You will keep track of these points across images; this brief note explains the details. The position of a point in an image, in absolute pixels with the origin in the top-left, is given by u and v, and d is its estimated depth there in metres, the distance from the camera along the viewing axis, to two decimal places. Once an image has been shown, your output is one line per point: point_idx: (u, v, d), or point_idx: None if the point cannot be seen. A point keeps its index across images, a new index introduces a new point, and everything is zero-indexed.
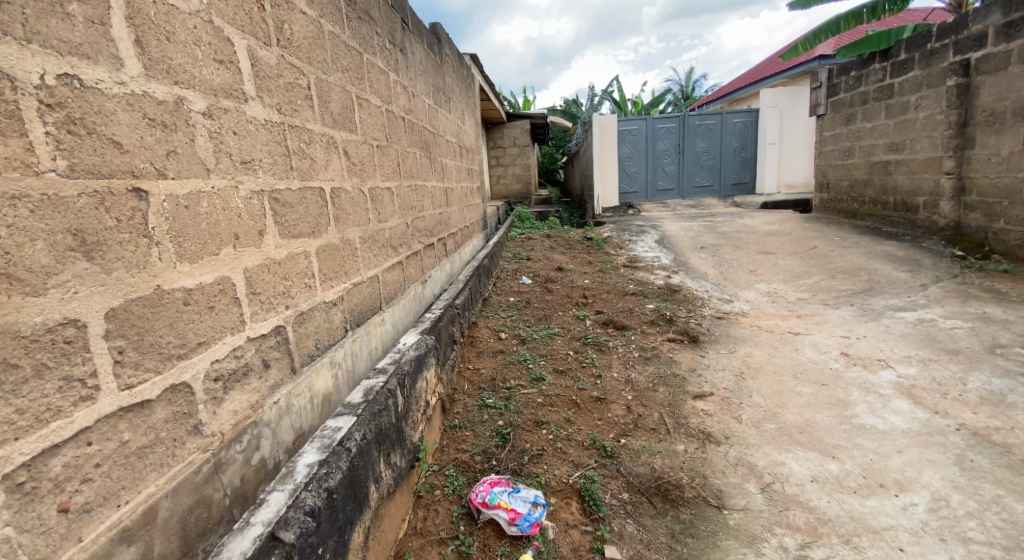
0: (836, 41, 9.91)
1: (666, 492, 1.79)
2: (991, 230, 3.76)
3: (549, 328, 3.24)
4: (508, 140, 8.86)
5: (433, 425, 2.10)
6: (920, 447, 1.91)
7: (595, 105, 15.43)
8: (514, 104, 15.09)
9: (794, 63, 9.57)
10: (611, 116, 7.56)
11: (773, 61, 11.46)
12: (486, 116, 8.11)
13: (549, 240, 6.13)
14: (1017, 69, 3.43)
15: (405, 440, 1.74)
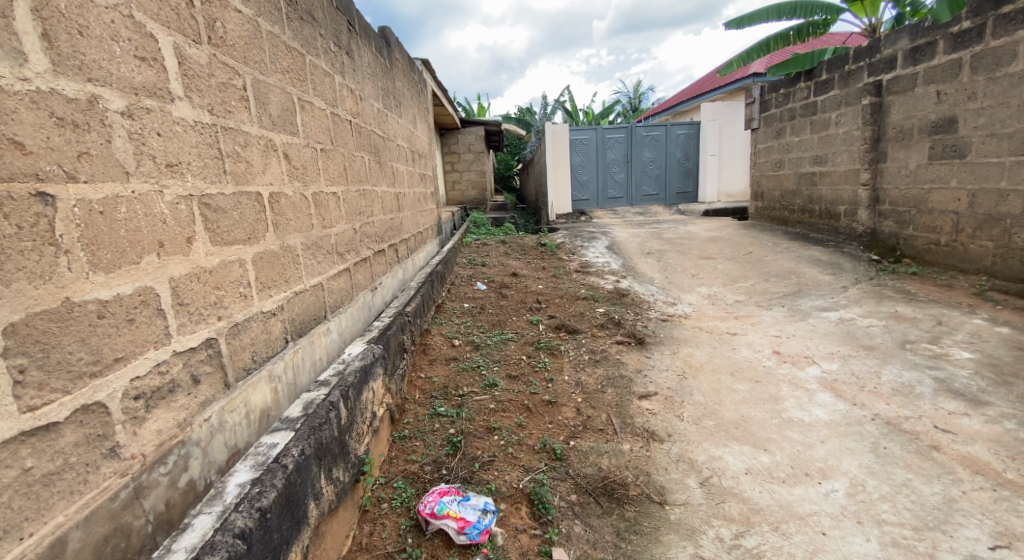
0: (768, 60, 10.59)
1: (612, 491, 1.83)
2: (900, 236, 4.12)
3: (503, 334, 3.24)
4: (462, 145, 8.84)
5: (381, 437, 2.05)
6: (840, 437, 2.06)
7: (548, 115, 15.72)
8: (468, 110, 15.12)
9: (731, 79, 10.13)
10: (563, 125, 7.71)
11: (711, 77, 12.12)
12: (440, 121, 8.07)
13: (504, 245, 6.16)
14: (921, 90, 3.79)
15: (349, 453, 1.69)
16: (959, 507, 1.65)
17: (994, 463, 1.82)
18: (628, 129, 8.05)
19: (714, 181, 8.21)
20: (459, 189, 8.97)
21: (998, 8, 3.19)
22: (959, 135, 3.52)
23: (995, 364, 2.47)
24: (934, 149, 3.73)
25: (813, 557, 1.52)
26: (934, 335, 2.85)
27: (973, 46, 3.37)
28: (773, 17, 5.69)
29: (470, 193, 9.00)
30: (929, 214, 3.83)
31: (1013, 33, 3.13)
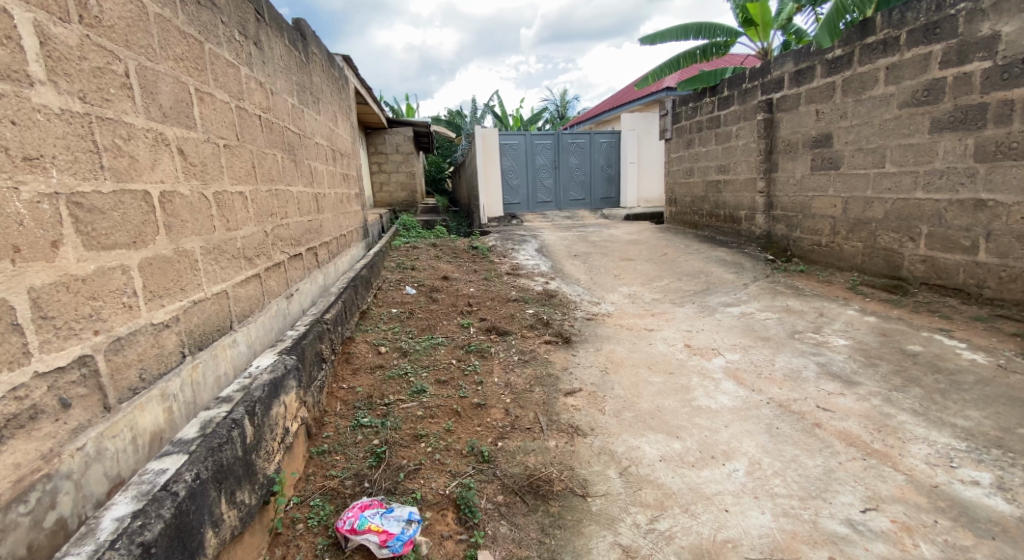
0: (679, 75, 11.34)
1: (537, 488, 1.85)
2: (790, 237, 4.57)
3: (432, 338, 3.17)
4: (389, 146, 8.59)
5: (295, 454, 1.92)
6: (741, 420, 2.24)
7: (477, 118, 15.78)
8: (396, 111, 14.79)
9: (648, 92, 10.70)
10: (492, 128, 7.74)
11: (630, 90, 12.75)
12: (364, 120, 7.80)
13: (434, 247, 6.05)
14: (804, 108, 4.23)
15: (255, 473, 1.57)
16: (837, 476, 1.85)
17: (865, 436, 2.06)
18: (555, 135, 8.25)
19: (633, 187, 8.64)
20: (387, 191, 8.71)
21: (864, 38, 3.63)
22: (834, 149, 3.97)
23: (865, 348, 2.81)
24: (815, 160, 4.17)
25: (717, 533, 1.64)
26: (817, 325, 3.19)
27: (844, 71, 3.81)
28: (681, 36, 6.09)
29: (398, 195, 8.76)
30: (813, 218, 4.28)
31: (874, 62, 3.57)
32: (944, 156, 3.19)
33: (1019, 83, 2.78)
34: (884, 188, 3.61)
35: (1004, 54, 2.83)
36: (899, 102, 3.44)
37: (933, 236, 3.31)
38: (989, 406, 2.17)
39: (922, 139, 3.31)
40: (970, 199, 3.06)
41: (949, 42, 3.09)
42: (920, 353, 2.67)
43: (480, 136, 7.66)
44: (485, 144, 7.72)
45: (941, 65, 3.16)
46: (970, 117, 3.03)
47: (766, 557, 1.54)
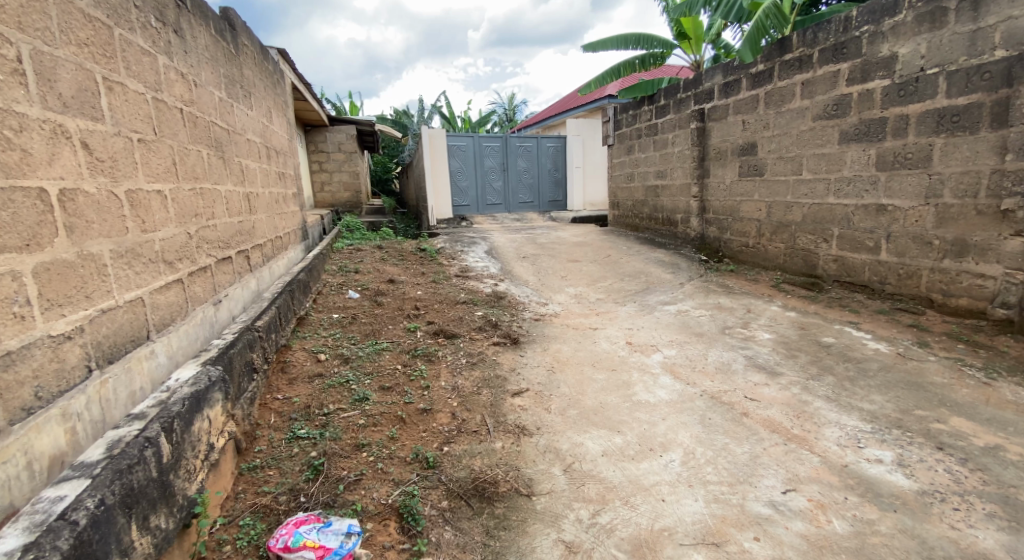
0: (620, 84, 11.74)
1: (482, 491, 1.84)
2: (721, 239, 4.82)
3: (376, 343, 3.08)
4: (331, 144, 8.28)
5: (222, 472, 1.80)
6: (677, 413, 2.34)
7: (424, 118, 15.58)
8: (339, 109, 14.36)
9: (592, 98, 10.95)
10: (440, 129, 7.65)
11: (574, 96, 13.05)
12: (303, 116, 7.49)
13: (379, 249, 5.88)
14: (732, 118, 4.48)
15: (174, 495, 1.46)
16: (761, 461, 1.97)
17: (786, 422, 2.21)
18: (503, 138, 8.28)
19: (579, 191, 8.85)
20: (329, 190, 8.39)
21: (782, 55, 3.90)
22: (759, 157, 4.24)
23: (786, 341, 3.01)
24: (743, 167, 4.43)
25: (655, 523, 1.69)
26: (745, 321, 3.39)
27: (766, 85, 4.07)
28: (620, 45, 6.29)
29: (341, 196, 8.45)
30: (741, 221, 4.54)
31: (792, 77, 3.85)
32: (851, 165, 3.48)
33: (913, 99, 3.08)
34: (802, 193, 3.88)
35: (900, 73, 3.13)
36: (813, 114, 3.71)
37: (843, 237, 3.60)
38: (890, 391, 2.38)
39: (833, 149, 3.60)
40: (874, 204, 3.36)
41: (854, 61, 3.38)
42: (833, 344, 2.89)
43: (427, 137, 7.54)
44: (433, 145, 7.62)
45: (848, 82, 3.44)
46: (873, 130, 3.32)
47: (699, 542, 1.61)
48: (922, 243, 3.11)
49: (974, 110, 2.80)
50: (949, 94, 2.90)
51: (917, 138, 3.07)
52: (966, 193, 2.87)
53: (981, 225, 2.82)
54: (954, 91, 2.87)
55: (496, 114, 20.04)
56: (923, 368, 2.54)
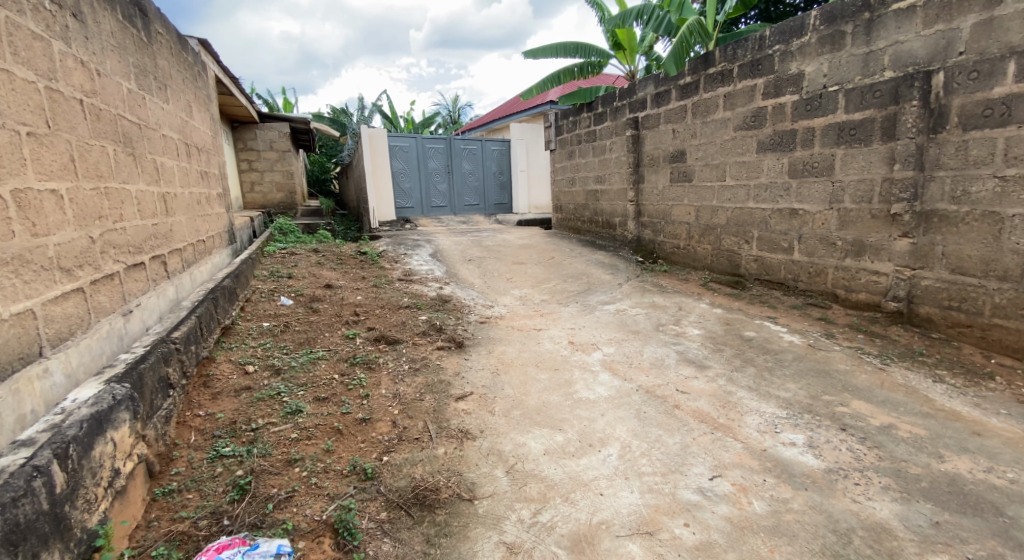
0: (561, 91, 12.00)
1: (423, 499, 1.82)
2: (655, 241, 5.02)
3: (311, 352, 2.95)
4: (261, 142, 7.88)
5: (130, 498, 1.67)
6: (615, 408, 2.42)
7: (365, 118, 15.19)
8: (272, 106, 13.72)
9: (534, 104, 11.14)
10: (380, 129, 7.46)
11: (516, 101, 13.18)
12: (230, 112, 7.09)
13: (316, 252, 5.66)
14: (663, 127, 4.69)
15: (69, 528, 1.35)
16: (691, 450, 2.07)
17: (713, 412, 2.34)
18: (446, 140, 8.21)
19: (524, 194, 8.97)
20: (259, 190, 7.95)
21: (706, 69, 4.13)
22: (687, 164, 4.47)
23: (714, 336, 3.20)
24: (674, 173, 4.66)
25: (593, 517, 1.74)
26: (677, 318, 3.56)
27: (693, 96, 4.30)
28: (560, 53, 6.43)
29: (273, 196, 8.02)
30: (673, 224, 4.76)
31: (716, 90, 4.08)
32: (768, 172, 3.75)
33: (818, 114, 3.36)
34: (726, 198, 4.13)
35: (807, 89, 3.41)
36: (734, 125, 3.97)
37: (762, 239, 3.86)
38: (803, 379, 2.59)
39: (753, 157, 3.86)
40: (787, 208, 3.64)
41: (769, 77, 3.64)
42: (754, 338, 3.10)
43: (367, 136, 7.33)
44: (373, 145, 7.42)
45: (763, 96, 3.71)
46: (786, 141, 3.59)
47: (634, 532, 1.67)
48: (828, 243, 3.40)
49: (868, 124, 3.08)
50: (848, 109, 3.18)
51: (822, 148, 3.35)
52: (863, 199, 3.16)
53: (876, 227, 3.11)
54: (852, 107, 3.16)
55: (438, 116, 19.85)
56: (830, 357, 2.79)
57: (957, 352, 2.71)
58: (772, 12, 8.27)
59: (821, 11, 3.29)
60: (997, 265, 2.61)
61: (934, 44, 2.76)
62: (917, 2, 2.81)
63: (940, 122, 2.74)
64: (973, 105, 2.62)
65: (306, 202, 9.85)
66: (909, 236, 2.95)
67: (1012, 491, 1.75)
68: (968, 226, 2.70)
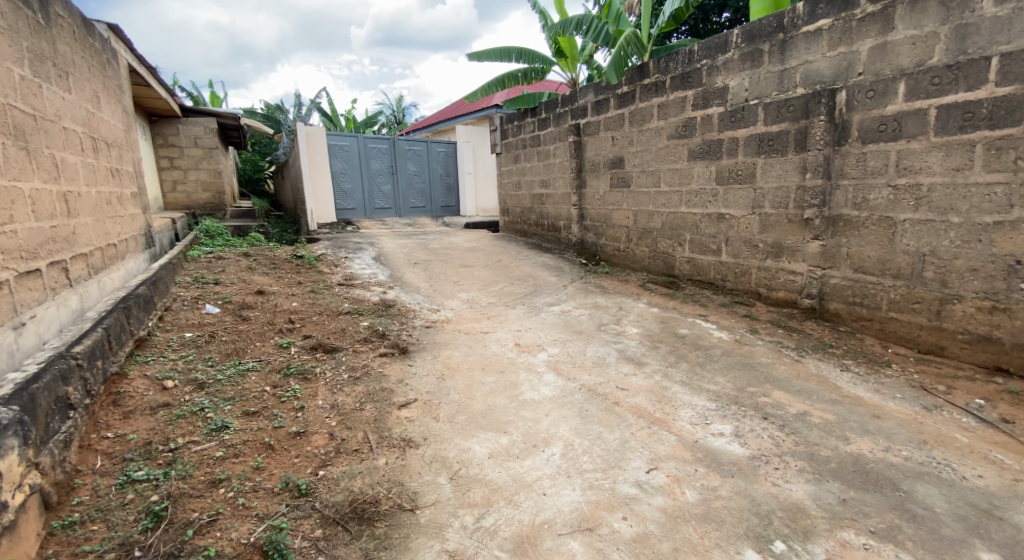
0: (507, 95, 12.06)
1: (361, 513, 1.77)
2: (597, 244, 5.17)
3: (240, 364, 2.80)
4: (185, 138, 7.40)
5: (21, 534, 1.52)
6: (559, 408, 2.47)
7: (303, 116, 14.61)
8: (198, 100, 12.93)
9: (480, 107, 11.14)
10: (318, 127, 7.16)
11: (462, 104, 13.11)
12: (149, 105, 6.62)
13: (248, 256, 5.38)
14: (603, 134, 4.84)
15: None
16: (630, 445, 2.15)
17: (649, 407, 2.44)
18: (390, 140, 8.05)
19: (472, 196, 8.97)
20: (183, 190, 7.46)
21: (642, 80, 4.30)
22: (626, 170, 4.64)
23: (652, 334, 3.33)
24: (613, 179, 4.81)
25: (536, 518, 1.76)
26: (617, 317, 3.68)
27: (630, 106, 4.47)
28: (504, 57, 6.48)
29: (199, 196, 7.55)
30: (613, 227, 4.92)
31: (650, 100, 4.27)
32: (699, 179, 3.95)
33: (741, 125, 3.58)
34: (662, 203, 4.32)
35: (731, 102, 3.63)
36: (668, 134, 4.16)
37: (694, 242, 4.07)
38: (730, 372, 2.76)
39: (684, 165, 4.06)
40: (716, 213, 3.85)
41: (697, 89, 3.85)
42: (687, 335, 3.26)
43: (303, 134, 7.00)
44: (310, 144, 7.13)
45: (693, 107, 3.91)
46: (713, 150, 3.81)
47: (575, 529, 1.71)
48: (751, 246, 3.64)
49: (784, 136, 3.33)
50: (766, 122, 3.41)
51: (745, 157, 3.58)
52: (781, 205, 3.40)
53: (792, 231, 3.36)
54: (770, 120, 3.40)
55: (382, 117, 19.44)
56: (754, 351, 2.98)
57: (860, 343, 2.98)
58: (700, 28, 8.72)
59: (742, 30, 3.52)
60: (892, 265, 2.89)
61: (838, 65, 3.02)
62: (823, 26, 3.07)
63: (844, 135, 3.01)
64: (870, 121, 2.89)
65: (237, 202, 9.33)
66: (819, 239, 3.21)
67: (906, 467, 1.95)
68: (868, 230, 2.98)
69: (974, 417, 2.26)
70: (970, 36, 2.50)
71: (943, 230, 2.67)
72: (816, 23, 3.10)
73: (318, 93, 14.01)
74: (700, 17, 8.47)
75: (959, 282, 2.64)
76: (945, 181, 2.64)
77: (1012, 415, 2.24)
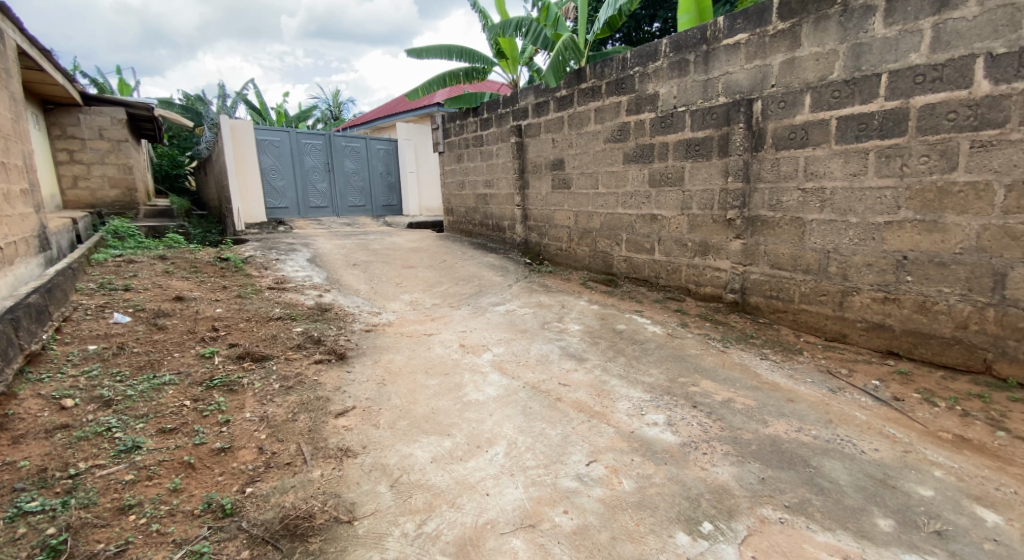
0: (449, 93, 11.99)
1: (293, 529, 1.71)
2: (540, 244, 5.25)
3: (155, 378, 2.61)
4: (88, 130, 6.78)
5: None
6: (503, 407, 2.50)
7: (228, 108, 13.78)
8: (105, 88, 11.88)
9: (421, 105, 10.99)
10: (245, 121, 6.79)
11: (403, 102, 12.90)
12: (44, 92, 6.01)
13: (166, 259, 5.01)
14: (544, 136, 4.93)
15: None
16: (570, 440, 2.21)
17: (589, 401, 2.52)
18: (326, 136, 7.77)
19: (414, 195, 8.85)
20: (86, 187, 6.83)
21: (579, 84, 4.42)
22: (566, 172, 4.75)
23: (592, 331, 3.43)
24: (554, 180, 4.91)
25: (478, 519, 1.78)
26: (559, 315, 3.76)
27: (568, 109, 4.58)
28: (444, 55, 6.43)
29: (105, 193, 6.97)
30: (556, 228, 5.02)
31: (587, 104, 4.39)
32: (633, 181, 4.11)
33: (670, 131, 3.77)
34: (600, 204, 4.45)
35: (661, 109, 3.80)
36: (604, 137, 4.30)
37: (630, 241, 4.23)
38: (663, 364, 2.90)
39: (620, 167, 4.21)
40: (649, 214, 4.02)
41: (631, 95, 4.00)
42: (624, 330, 3.39)
43: (228, 127, 6.63)
44: (236, 139, 6.75)
45: (627, 112, 4.06)
46: (646, 154, 3.97)
47: (517, 527, 1.74)
48: (681, 245, 3.83)
49: (708, 141, 3.53)
50: (692, 128, 3.61)
51: (674, 161, 3.77)
52: (707, 206, 3.61)
53: (717, 231, 3.57)
54: (695, 126, 3.60)
55: (317, 112, 18.71)
56: (684, 343, 3.15)
57: (777, 333, 3.22)
58: (634, 37, 9.07)
59: (670, 40, 3.70)
60: (802, 261, 3.15)
61: (754, 77, 3.25)
62: (741, 40, 3.29)
63: (760, 142, 3.25)
64: (782, 130, 3.14)
65: (153, 201, 8.65)
66: (740, 238, 3.43)
67: (815, 445, 2.13)
68: (782, 229, 3.22)
69: (871, 396, 2.50)
70: (864, 55, 2.77)
71: (844, 229, 2.94)
72: (735, 37, 3.32)
73: (245, 85, 13.26)
74: (633, 25, 8.80)
75: (857, 276, 2.92)
76: (844, 185, 2.91)
77: (902, 393, 2.51)
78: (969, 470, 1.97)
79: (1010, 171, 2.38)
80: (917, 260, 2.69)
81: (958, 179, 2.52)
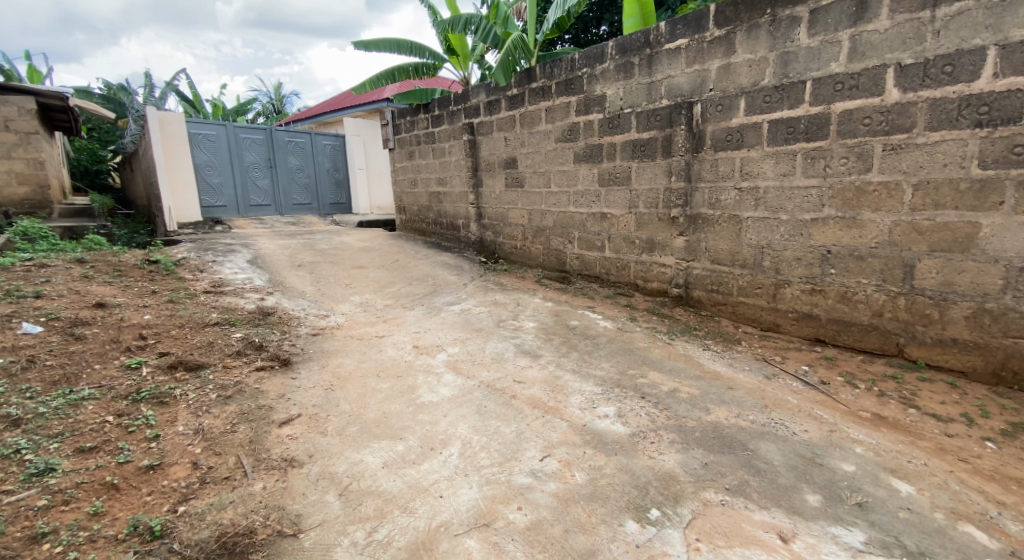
0: (399, 88, 11.78)
1: (232, 547, 1.64)
2: (494, 242, 5.26)
3: (71, 393, 2.41)
4: None
5: None
6: (457, 407, 2.49)
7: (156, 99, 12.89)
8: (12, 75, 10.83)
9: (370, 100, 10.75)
10: (175, 114, 6.38)
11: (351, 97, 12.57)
12: None
13: (84, 263, 4.64)
14: (496, 135, 4.94)
15: None
16: (525, 437, 2.24)
17: (544, 397, 2.56)
18: (267, 131, 7.44)
19: (363, 194, 8.53)
20: None
21: (530, 83, 4.45)
22: (518, 170, 4.78)
23: (546, 328, 3.48)
24: (507, 179, 4.93)
25: (432, 522, 1.77)
26: (514, 313, 3.78)
27: (519, 108, 4.61)
28: (393, 49, 6.29)
29: (11, 191, 6.36)
30: (510, 226, 5.04)
31: (538, 104, 4.43)
32: (583, 181, 4.20)
33: (618, 131, 3.86)
34: (552, 203, 4.51)
35: (608, 110, 3.90)
36: (554, 137, 4.36)
37: (582, 239, 4.31)
38: (612, 358, 2.98)
39: (570, 167, 4.28)
40: (599, 212, 4.12)
41: (579, 95, 4.07)
42: (577, 326, 3.46)
43: (156, 120, 6.22)
44: (165, 132, 6.33)
45: (576, 112, 4.14)
46: (595, 153, 4.06)
47: (471, 527, 1.74)
48: (629, 242, 3.95)
49: (653, 142, 3.65)
50: (638, 129, 3.72)
51: (622, 160, 3.87)
52: (653, 205, 3.73)
53: (662, 228, 3.70)
54: (640, 127, 3.71)
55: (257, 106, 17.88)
56: (633, 337, 3.25)
57: (718, 325, 3.39)
58: (581, 39, 9.26)
59: (616, 43, 3.80)
60: (740, 256, 3.32)
61: (694, 80, 3.39)
62: (681, 45, 3.42)
63: (700, 143, 3.39)
64: (720, 132, 3.29)
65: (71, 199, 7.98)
66: (684, 235, 3.58)
67: (752, 430, 2.26)
68: (721, 227, 3.38)
69: (801, 382, 2.68)
70: (791, 63, 2.95)
71: (776, 226, 3.13)
72: (676, 42, 3.44)
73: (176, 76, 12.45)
74: (581, 28, 8.99)
75: (788, 270, 3.12)
76: (776, 185, 3.09)
77: (828, 377, 2.70)
78: (886, 446, 2.14)
79: (917, 172, 2.60)
80: (840, 254, 2.90)
81: (872, 179, 2.73)
